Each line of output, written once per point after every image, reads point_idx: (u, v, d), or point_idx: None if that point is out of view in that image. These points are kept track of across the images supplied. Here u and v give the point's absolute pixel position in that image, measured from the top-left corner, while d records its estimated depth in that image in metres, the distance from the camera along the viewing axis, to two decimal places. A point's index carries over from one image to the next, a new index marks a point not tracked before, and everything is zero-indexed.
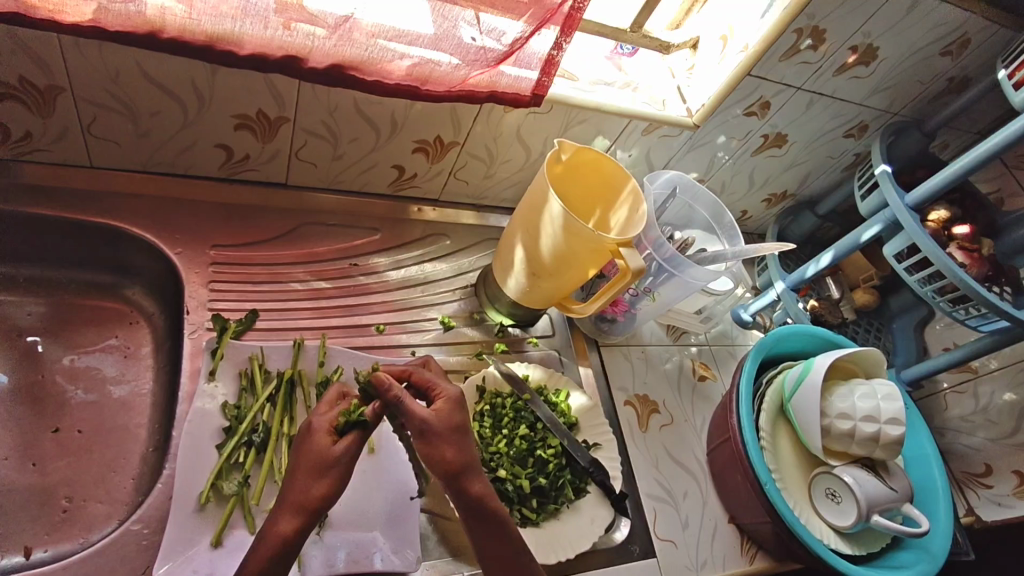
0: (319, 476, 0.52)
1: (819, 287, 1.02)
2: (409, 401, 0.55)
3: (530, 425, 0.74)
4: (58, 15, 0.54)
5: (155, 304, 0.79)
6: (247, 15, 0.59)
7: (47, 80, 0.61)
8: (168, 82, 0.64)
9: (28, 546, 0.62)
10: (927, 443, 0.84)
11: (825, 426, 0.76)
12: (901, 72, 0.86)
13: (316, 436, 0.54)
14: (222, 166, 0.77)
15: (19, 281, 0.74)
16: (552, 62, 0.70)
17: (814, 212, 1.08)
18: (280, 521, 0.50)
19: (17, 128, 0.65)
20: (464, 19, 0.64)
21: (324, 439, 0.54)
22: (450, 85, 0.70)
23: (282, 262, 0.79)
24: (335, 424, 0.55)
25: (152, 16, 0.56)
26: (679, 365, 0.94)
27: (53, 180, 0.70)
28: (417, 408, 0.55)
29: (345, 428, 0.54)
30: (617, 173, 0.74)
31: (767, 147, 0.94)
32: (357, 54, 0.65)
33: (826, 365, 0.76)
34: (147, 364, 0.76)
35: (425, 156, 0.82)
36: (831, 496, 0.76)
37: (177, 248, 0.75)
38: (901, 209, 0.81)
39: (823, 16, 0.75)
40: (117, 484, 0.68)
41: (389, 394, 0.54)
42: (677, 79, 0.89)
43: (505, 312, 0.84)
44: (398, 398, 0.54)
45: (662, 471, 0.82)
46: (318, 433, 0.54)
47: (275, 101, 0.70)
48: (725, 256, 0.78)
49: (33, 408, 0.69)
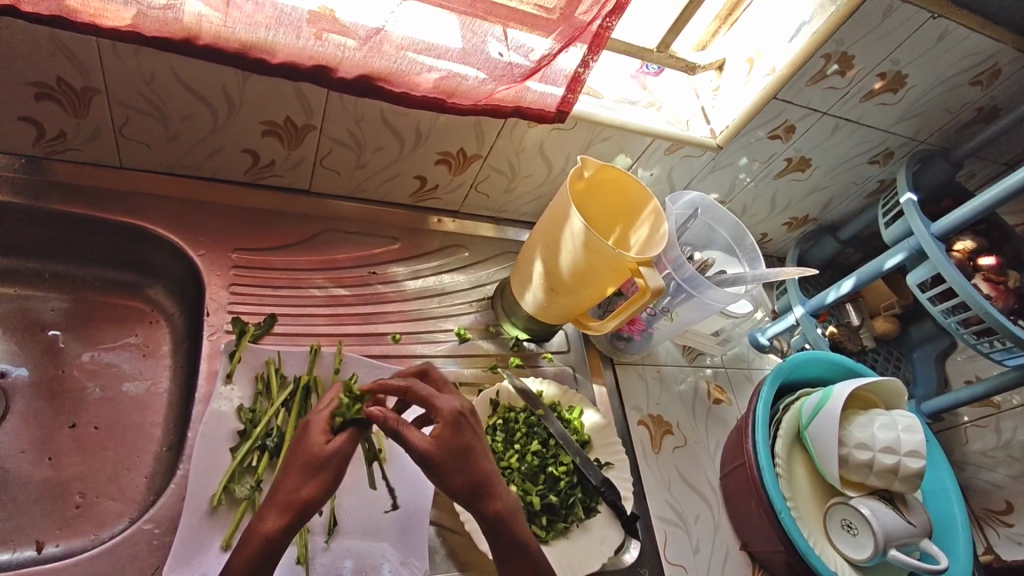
0: (312, 476, 0.52)
1: (839, 312, 1.01)
2: (403, 427, 0.55)
3: (542, 441, 0.74)
4: (98, 19, 0.55)
5: (176, 305, 0.79)
6: (281, 24, 0.59)
7: (84, 82, 0.62)
8: (199, 86, 0.65)
9: (40, 541, 0.62)
10: (948, 477, 0.82)
11: (843, 455, 0.75)
12: (929, 101, 0.86)
13: (314, 431, 0.55)
14: (249, 171, 0.78)
15: (44, 277, 0.75)
16: (578, 80, 0.71)
17: (836, 237, 1.07)
18: (264, 520, 0.51)
19: (52, 128, 0.66)
20: (492, 35, 0.65)
21: (319, 437, 0.55)
22: (475, 99, 0.71)
23: (302, 268, 0.80)
24: (333, 421, 0.56)
25: (189, 23, 0.57)
26: (693, 387, 0.93)
27: (83, 179, 0.72)
28: (414, 439, 0.54)
29: (342, 426, 0.56)
30: (639, 192, 0.74)
31: (790, 170, 0.94)
32: (386, 66, 0.65)
33: (846, 393, 0.75)
34: (165, 364, 0.77)
35: (448, 167, 0.83)
36: (847, 528, 0.74)
37: (201, 250, 0.75)
38: (927, 238, 0.81)
39: (852, 42, 0.74)
40: (130, 482, 0.68)
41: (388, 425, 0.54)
42: (701, 99, 0.89)
43: (521, 326, 0.84)
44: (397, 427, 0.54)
45: (673, 493, 0.81)
46: (314, 431, 0.55)
47: (303, 109, 0.70)
48: (744, 279, 0.78)
49: (52, 403, 0.70)
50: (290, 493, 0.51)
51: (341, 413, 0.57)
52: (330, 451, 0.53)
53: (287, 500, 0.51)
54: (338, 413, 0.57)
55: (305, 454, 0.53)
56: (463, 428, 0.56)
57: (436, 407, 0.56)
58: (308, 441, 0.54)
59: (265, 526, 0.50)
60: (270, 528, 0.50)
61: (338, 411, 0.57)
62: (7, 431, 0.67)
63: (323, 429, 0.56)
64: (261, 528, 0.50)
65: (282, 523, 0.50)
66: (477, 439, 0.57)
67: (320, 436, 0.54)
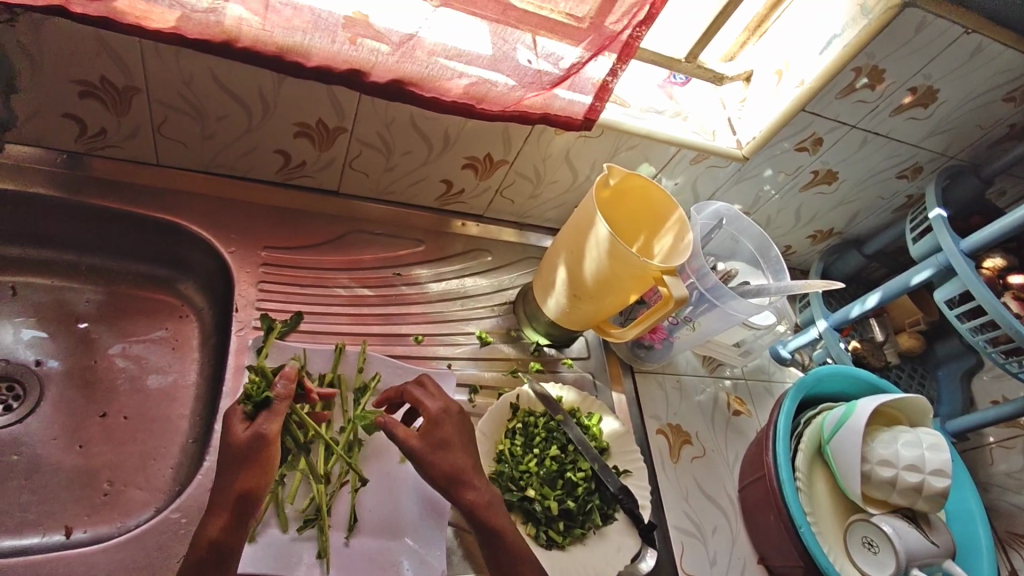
0: (238, 470, 0.54)
1: (863, 328, 1.00)
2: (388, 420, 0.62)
3: (561, 446, 0.74)
4: (144, 21, 0.57)
5: (205, 300, 0.81)
6: (317, 29, 0.61)
7: (127, 81, 0.64)
8: (236, 87, 0.67)
9: (69, 526, 0.64)
10: (972, 497, 0.81)
11: (866, 472, 0.74)
12: (961, 116, 0.85)
13: (232, 422, 0.57)
14: (280, 171, 0.79)
15: (80, 269, 0.77)
16: (606, 88, 0.71)
17: (861, 251, 1.06)
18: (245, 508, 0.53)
19: (94, 125, 0.68)
20: (521, 42, 0.66)
21: (240, 426, 0.56)
22: (504, 105, 0.71)
23: (328, 268, 0.81)
24: (245, 408, 0.58)
25: (229, 26, 0.59)
26: (713, 398, 0.92)
27: (120, 175, 0.74)
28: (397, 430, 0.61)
29: (254, 409, 0.58)
30: (664, 201, 0.74)
31: (815, 183, 0.93)
32: (417, 70, 0.66)
33: (870, 409, 0.74)
34: (193, 358, 0.78)
35: (474, 172, 0.84)
36: (868, 545, 0.73)
37: (232, 247, 0.77)
38: (956, 255, 0.80)
39: (883, 56, 0.74)
40: (157, 472, 0.69)
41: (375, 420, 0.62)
42: (728, 110, 0.89)
43: (542, 331, 0.84)
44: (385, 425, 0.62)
45: (691, 504, 0.80)
46: (233, 420, 0.57)
47: (335, 111, 0.72)
48: (768, 290, 0.77)
49: (84, 392, 0.72)
50: (228, 487, 0.53)
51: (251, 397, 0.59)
52: (248, 436, 0.55)
53: (224, 498, 0.53)
54: (247, 399, 0.58)
55: (225, 445, 0.55)
56: (442, 422, 0.63)
57: (425, 405, 0.64)
58: (227, 431, 0.56)
59: (208, 530, 0.51)
60: (214, 533, 0.51)
61: (248, 398, 0.59)
62: (41, 418, 0.69)
63: (241, 417, 0.57)
64: (206, 533, 0.51)
65: (224, 523, 0.52)
66: (456, 435, 0.62)
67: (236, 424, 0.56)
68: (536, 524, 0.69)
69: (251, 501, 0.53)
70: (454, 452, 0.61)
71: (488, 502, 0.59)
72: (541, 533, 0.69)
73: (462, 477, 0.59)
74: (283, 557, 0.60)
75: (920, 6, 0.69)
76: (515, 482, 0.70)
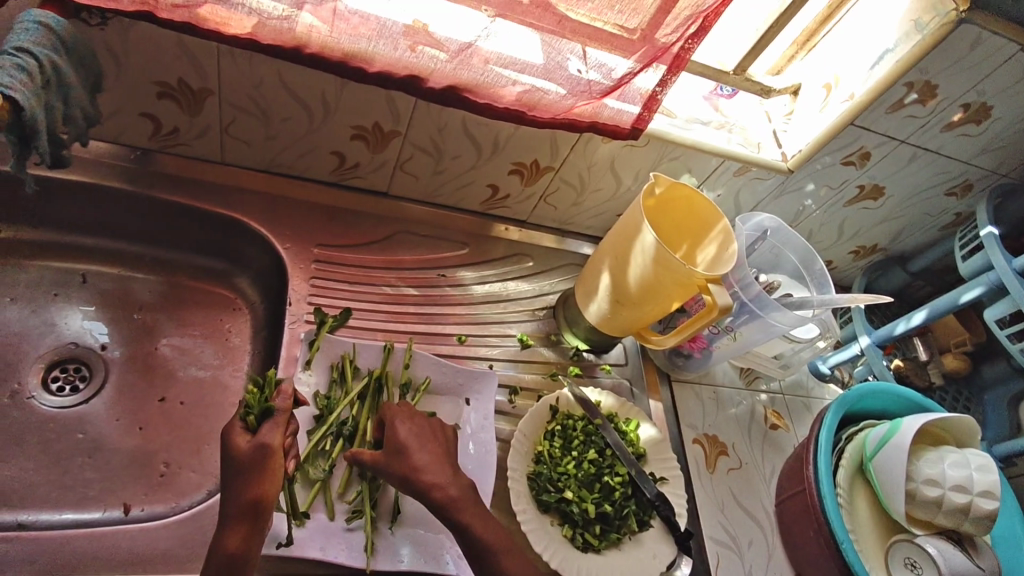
0: (244, 480, 0.53)
1: (906, 346, 0.99)
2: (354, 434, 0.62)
3: (599, 450, 0.75)
4: (223, 27, 0.61)
5: (258, 294, 0.84)
6: (381, 36, 0.64)
7: (201, 83, 0.68)
8: (301, 90, 0.70)
9: (127, 503, 0.67)
10: (1019, 523, 0.79)
11: (910, 491, 0.73)
12: (1014, 134, 0.84)
13: (233, 434, 0.56)
14: (334, 172, 0.82)
15: (144, 260, 0.81)
16: (655, 99, 0.72)
17: (905, 269, 1.05)
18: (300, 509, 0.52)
19: (167, 124, 0.72)
20: (574, 53, 0.67)
21: (241, 438, 0.56)
22: (555, 113, 0.73)
23: (375, 267, 0.84)
24: (245, 421, 0.57)
25: (300, 32, 0.62)
26: (750, 411, 0.92)
27: (186, 172, 0.78)
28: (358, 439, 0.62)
29: (255, 422, 0.57)
30: (709, 211, 0.75)
31: (861, 198, 0.93)
32: (473, 78, 0.69)
33: (916, 427, 0.73)
34: (245, 349, 0.81)
35: (520, 177, 0.86)
36: (911, 566, 0.71)
37: (287, 244, 0.80)
38: (1007, 273, 0.79)
39: (936, 72, 0.74)
40: (209, 456, 0.72)
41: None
42: (773, 123, 0.90)
43: (582, 336, 0.85)
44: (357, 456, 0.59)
45: (727, 516, 0.80)
46: (233, 433, 0.56)
47: (392, 116, 0.75)
48: (811, 303, 0.77)
49: (144, 377, 0.76)
50: (240, 498, 0.52)
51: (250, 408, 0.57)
52: (254, 446, 0.55)
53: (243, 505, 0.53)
54: (246, 411, 0.57)
55: (228, 457, 0.54)
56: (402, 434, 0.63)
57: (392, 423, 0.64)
58: (228, 444, 0.55)
59: (227, 540, 0.51)
60: (233, 544, 0.51)
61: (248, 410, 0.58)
62: (104, 400, 0.73)
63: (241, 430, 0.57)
64: (225, 544, 0.51)
65: (244, 534, 0.52)
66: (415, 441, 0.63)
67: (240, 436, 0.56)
68: (572, 526, 0.70)
69: (263, 510, 0.53)
70: (411, 453, 0.62)
71: (457, 500, 0.60)
72: (577, 535, 0.70)
73: (425, 477, 0.60)
74: (329, 546, 0.61)
75: (976, 22, 0.68)
76: (554, 482, 0.71)
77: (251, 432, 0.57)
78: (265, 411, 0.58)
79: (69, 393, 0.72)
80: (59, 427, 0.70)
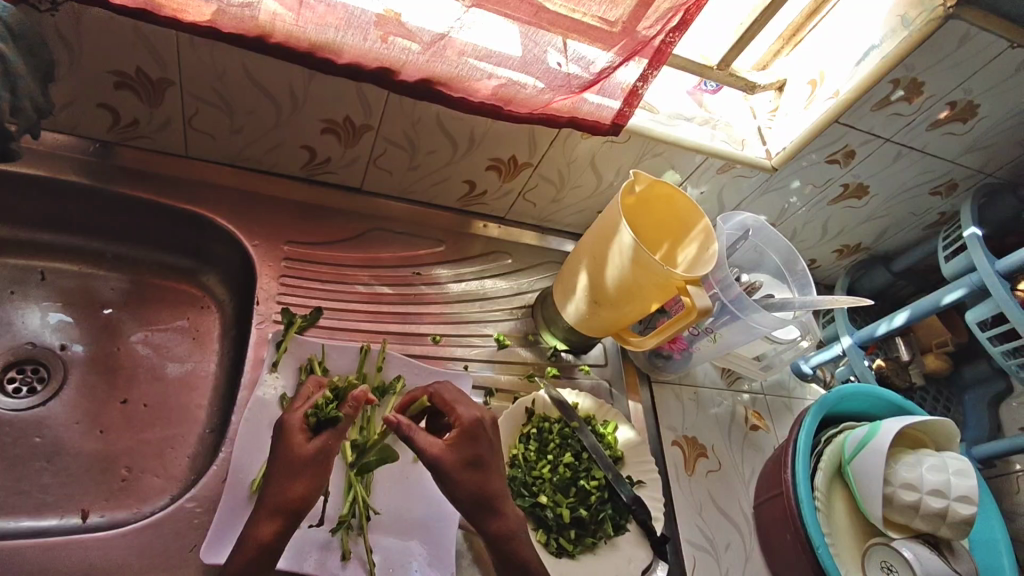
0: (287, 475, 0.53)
1: (887, 346, 0.97)
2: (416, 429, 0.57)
3: (575, 453, 0.74)
4: (180, 13, 0.58)
5: (227, 292, 0.82)
6: (350, 26, 0.61)
7: (161, 73, 0.65)
8: (268, 83, 0.68)
9: (86, 510, 0.65)
10: (998, 527, 0.78)
11: (888, 495, 0.72)
12: (1000, 133, 0.83)
13: (292, 431, 0.55)
14: (305, 166, 0.80)
15: (107, 257, 0.79)
16: (636, 94, 0.70)
17: (888, 268, 1.04)
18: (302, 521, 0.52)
19: (127, 115, 0.69)
20: (553, 46, 0.65)
21: (301, 438, 0.55)
22: (532, 108, 0.71)
23: (348, 264, 0.81)
24: (308, 421, 0.56)
25: (264, 21, 0.59)
26: (730, 411, 0.91)
27: (150, 166, 0.75)
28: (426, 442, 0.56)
29: (318, 426, 0.56)
30: (690, 211, 0.73)
31: (845, 197, 0.91)
32: (448, 70, 0.66)
33: (895, 430, 0.73)
34: (213, 349, 0.79)
35: (498, 174, 0.83)
36: (887, 570, 0.71)
37: (255, 240, 0.78)
38: (990, 275, 0.78)
39: (923, 69, 0.72)
40: (174, 460, 0.70)
41: (399, 428, 0.56)
42: (758, 120, 0.88)
43: (560, 337, 0.84)
44: (409, 432, 0.56)
45: (705, 519, 0.79)
46: (293, 431, 0.55)
47: (363, 109, 0.72)
48: (792, 305, 0.76)
49: (106, 378, 0.73)
50: (280, 495, 0.52)
51: (317, 414, 0.57)
52: (312, 450, 0.54)
53: (278, 504, 0.52)
54: (314, 411, 0.57)
55: None
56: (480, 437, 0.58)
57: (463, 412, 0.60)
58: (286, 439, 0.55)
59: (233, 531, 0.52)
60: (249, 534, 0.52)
61: (314, 411, 0.57)
62: (63, 401, 0.70)
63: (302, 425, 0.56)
64: (256, 536, 0.52)
65: (277, 527, 0.52)
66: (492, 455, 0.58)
67: (297, 435, 0.55)
68: (546, 531, 0.69)
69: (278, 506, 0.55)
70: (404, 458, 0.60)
71: (515, 531, 0.57)
72: (551, 540, 0.68)
73: None
74: (293, 553, 0.59)
75: (963, 18, 0.67)
76: (528, 487, 0.70)
77: (313, 434, 0.56)
78: (330, 418, 0.56)
79: (26, 395, 0.69)
80: (16, 431, 0.67)
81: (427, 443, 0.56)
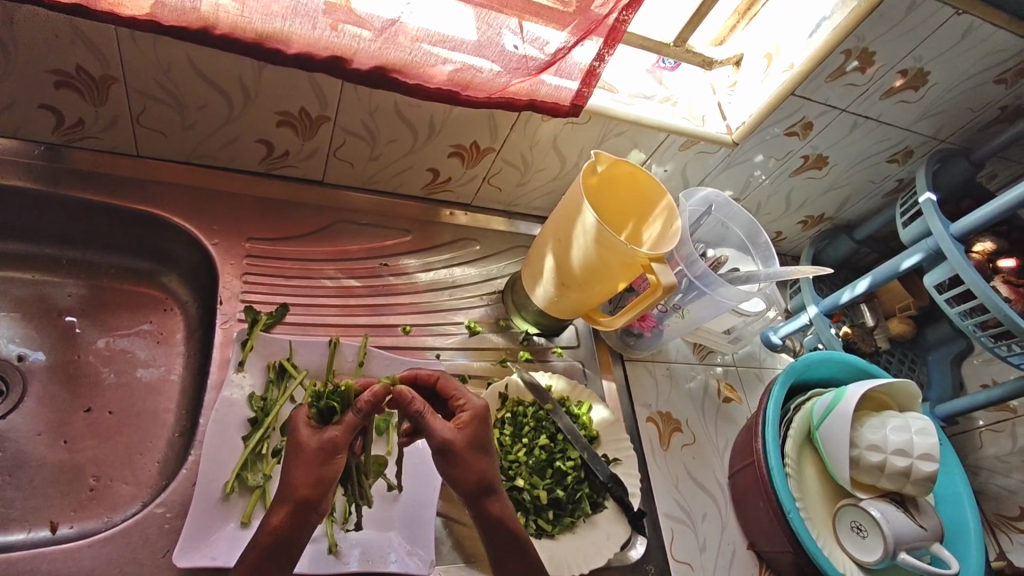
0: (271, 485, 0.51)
1: (853, 313, 1.00)
2: (428, 415, 0.55)
3: (550, 436, 0.74)
4: (117, 8, 0.55)
5: (190, 292, 0.81)
6: (297, 14, 0.59)
7: (102, 70, 0.63)
8: (216, 75, 0.66)
9: (54, 521, 0.63)
10: (961, 481, 0.81)
11: (855, 457, 0.74)
12: (951, 99, 0.84)
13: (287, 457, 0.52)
14: (263, 161, 0.78)
15: (62, 263, 0.77)
16: (593, 73, 0.70)
17: (851, 237, 1.06)
18: (279, 519, 0.50)
19: (71, 115, 0.67)
20: (508, 27, 0.64)
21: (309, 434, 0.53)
22: (489, 92, 0.70)
23: (313, 258, 0.80)
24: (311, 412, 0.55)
25: (206, 12, 0.57)
26: (703, 385, 0.92)
27: (99, 167, 0.72)
28: (438, 426, 0.54)
29: (318, 416, 0.55)
30: (652, 188, 0.73)
31: (806, 168, 0.93)
32: (402, 57, 0.65)
33: (859, 394, 0.75)
34: (178, 351, 0.78)
35: (460, 160, 0.83)
36: (856, 530, 0.73)
37: (215, 239, 0.76)
38: (945, 238, 0.79)
39: (873, 38, 0.73)
40: (143, 466, 0.69)
41: (413, 407, 0.54)
42: (718, 95, 0.89)
43: (531, 320, 0.84)
44: (419, 414, 0.54)
45: (681, 491, 0.80)
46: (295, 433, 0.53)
47: (318, 101, 0.71)
48: (757, 278, 0.77)
49: (68, 386, 0.71)
50: None
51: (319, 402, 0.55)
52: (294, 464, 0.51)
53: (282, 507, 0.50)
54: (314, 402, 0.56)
55: None
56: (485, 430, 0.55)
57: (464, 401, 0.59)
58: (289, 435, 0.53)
59: None
60: None
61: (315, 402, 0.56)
62: (24, 413, 0.68)
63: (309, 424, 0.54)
64: None
65: None
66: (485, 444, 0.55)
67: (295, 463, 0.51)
68: (525, 513, 0.69)
69: None
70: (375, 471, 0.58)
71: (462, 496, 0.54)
72: (530, 522, 0.68)
73: None
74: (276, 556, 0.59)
75: None
76: (504, 471, 0.70)
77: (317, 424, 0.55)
78: (331, 407, 0.54)
79: None
80: None
81: (438, 427, 0.54)
